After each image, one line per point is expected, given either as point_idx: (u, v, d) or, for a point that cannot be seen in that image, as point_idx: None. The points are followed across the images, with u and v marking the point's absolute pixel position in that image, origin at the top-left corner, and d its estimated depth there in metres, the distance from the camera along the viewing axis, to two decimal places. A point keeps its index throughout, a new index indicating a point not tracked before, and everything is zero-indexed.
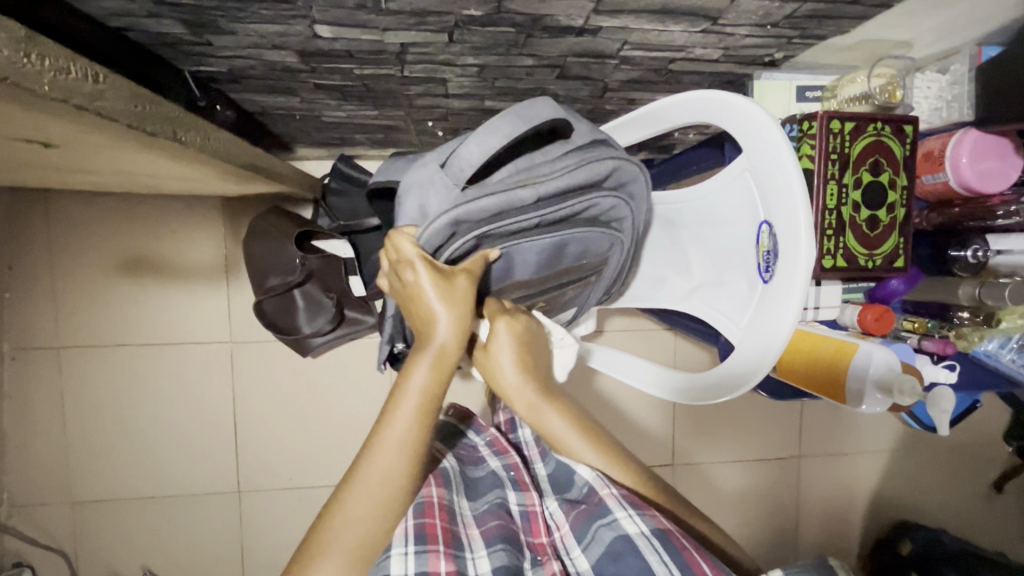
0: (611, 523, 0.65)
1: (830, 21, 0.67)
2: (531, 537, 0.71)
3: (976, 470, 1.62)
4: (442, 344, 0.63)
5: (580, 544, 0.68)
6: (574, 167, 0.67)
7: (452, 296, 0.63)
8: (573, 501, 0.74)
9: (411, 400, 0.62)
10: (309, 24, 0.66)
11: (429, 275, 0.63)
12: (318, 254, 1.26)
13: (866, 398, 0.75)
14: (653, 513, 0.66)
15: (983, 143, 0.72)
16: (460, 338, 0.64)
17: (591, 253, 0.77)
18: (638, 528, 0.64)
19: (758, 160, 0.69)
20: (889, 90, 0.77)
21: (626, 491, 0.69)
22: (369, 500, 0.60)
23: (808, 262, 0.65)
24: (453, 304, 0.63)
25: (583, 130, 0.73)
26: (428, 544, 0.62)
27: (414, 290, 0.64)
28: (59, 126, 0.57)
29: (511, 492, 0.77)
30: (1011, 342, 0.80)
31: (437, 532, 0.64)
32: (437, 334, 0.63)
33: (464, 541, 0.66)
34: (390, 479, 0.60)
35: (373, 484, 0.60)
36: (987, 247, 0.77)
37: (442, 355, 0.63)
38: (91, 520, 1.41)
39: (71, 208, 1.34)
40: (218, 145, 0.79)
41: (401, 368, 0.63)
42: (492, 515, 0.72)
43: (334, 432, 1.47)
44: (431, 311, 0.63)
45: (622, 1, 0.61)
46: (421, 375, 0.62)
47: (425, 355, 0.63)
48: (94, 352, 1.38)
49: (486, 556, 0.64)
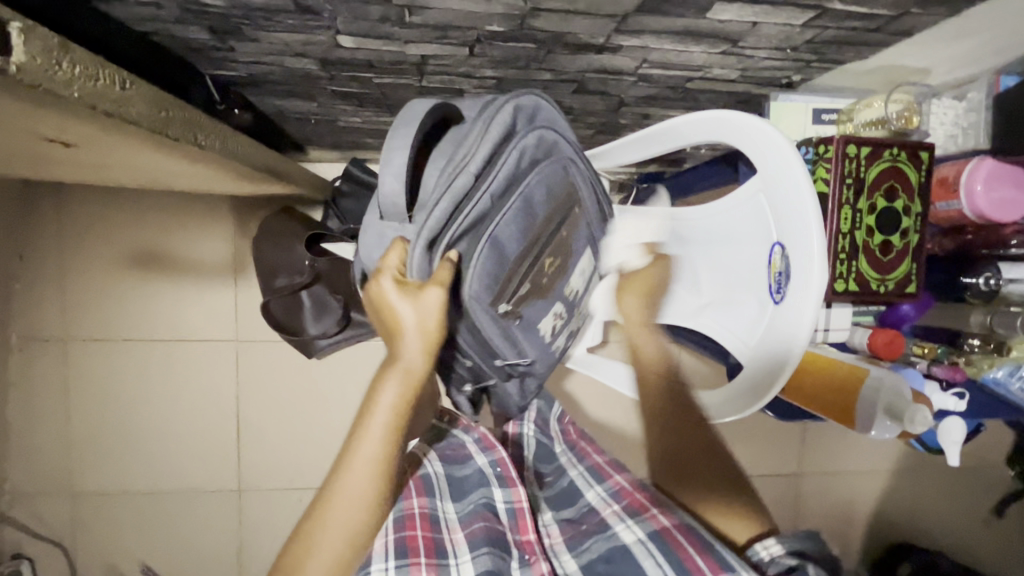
0: (609, 535, 0.68)
1: (850, 47, 0.67)
2: (519, 535, 0.72)
3: (978, 493, 1.61)
4: (410, 360, 0.60)
5: (570, 552, 0.71)
6: (488, 124, 0.63)
7: (421, 305, 0.60)
8: (571, 521, 0.77)
9: (378, 422, 0.59)
10: (332, 34, 0.66)
11: (396, 288, 0.60)
12: (326, 256, 1.27)
13: (875, 425, 0.75)
14: (651, 515, 0.68)
15: (999, 171, 0.72)
16: (428, 353, 0.61)
17: (555, 190, 0.72)
18: (634, 536, 0.66)
19: (774, 183, 0.69)
20: (906, 116, 0.77)
21: (625, 503, 0.72)
22: (339, 522, 0.58)
23: (820, 286, 0.65)
24: (420, 322, 0.60)
25: (469, 105, 0.70)
26: (410, 557, 0.64)
27: (384, 307, 0.61)
28: (86, 129, 0.58)
29: (498, 490, 0.76)
30: (1021, 371, 0.77)
31: (418, 543, 0.66)
32: (404, 352, 0.60)
33: (448, 548, 0.68)
34: (360, 500, 0.58)
35: (342, 506, 0.58)
36: (1000, 275, 0.78)
37: (409, 373, 0.60)
38: (91, 513, 1.41)
39: (84, 202, 1.35)
40: (235, 148, 0.80)
41: (369, 387, 0.60)
42: (476, 516, 0.72)
43: (337, 434, 1.47)
44: (401, 325, 0.60)
45: (644, 22, 0.62)
46: (389, 396, 0.60)
47: (392, 373, 0.60)
48: (101, 346, 1.38)
49: (470, 560, 0.65)
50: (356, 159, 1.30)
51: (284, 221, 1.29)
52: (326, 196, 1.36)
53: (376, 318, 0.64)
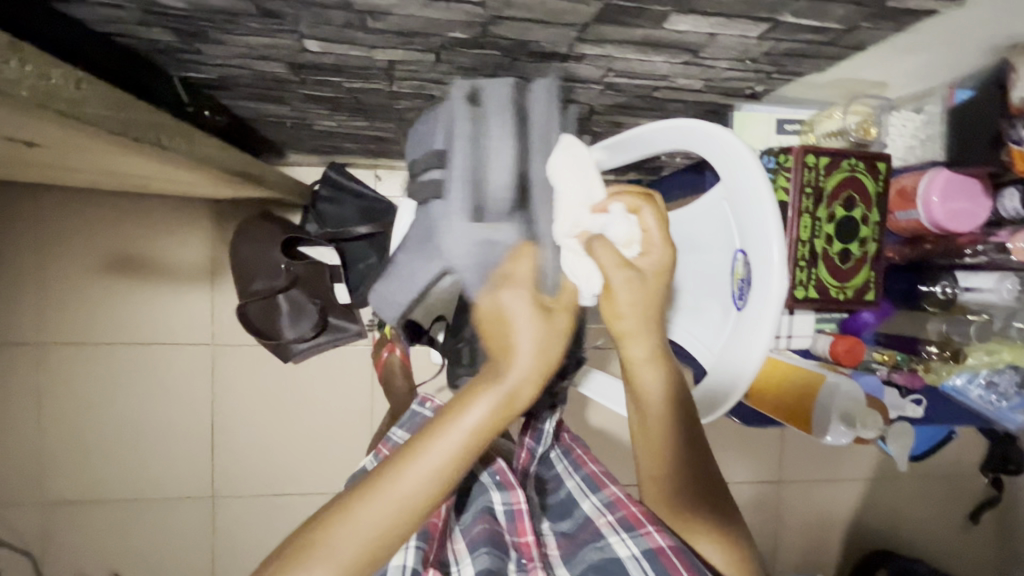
0: (603, 546, 0.67)
1: (807, 59, 0.69)
2: (517, 537, 0.69)
3: (953, 499, 1.63)
4: (516, 387, 0.54)
5: (566, 564, 0.69)
6: (551, 107, 0.63)
7: (548, 330, 0.55)
8: (567, 535, 0.74)
9: (458, 437, 0.53)
10: (298, 38, 0.67)
11: (528, 302, 0.55)
12: (303, 260, 1.29)
13: (832, 429, 0.76)
14: (647, 530, 0.65)
15: (955, 183, 0.74)
16: (538, 385, 0.55)
17: None
18: (628, 550, 0.64)
19: (736, 191, 0.70)
20: (864, 128, 0.79)
21: (620, 515, 0.69)
22: (378, 518, 0.52)
23: (779, 295, 0.66)
24: (540, 348, 0.54)
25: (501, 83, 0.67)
26: (424, 542, 0.66)
27: (499, 315, 0.56)
28: (45, 129, 0.58)
29: (496, 493, 0.74)
30: (979, 377, 0.80)
31: (435, 534, 0.69)
32: (515, 374, 0.53)
33: (450, 556, 0.69)
34: (408, 506, 0.53)
35: (385, 504, 0.53)
36: (956, 284, 0.81)
37: (512, 397, 0.54)
38: (61, 520, 1.39)
39: (57, 204, 1.33)
40: (203, 150, 0.80)
41: (462, 396, 0.54)
42: (477, 520, 0.72)
43: (314, 439, 1.46)
44: (518, 345, 0.54)
45: (604, 32, 0.63)
46: (481, 413, 0.53)
47: (493, 391, 0.54)
48: (73, 349, 1.37)
49: (471, 562, 0.66)
50: (335, 163, 1.32)
51: (260, 225, 1.28)
52: (304, 200, 1.36)
53: (484, 324, 0.58)
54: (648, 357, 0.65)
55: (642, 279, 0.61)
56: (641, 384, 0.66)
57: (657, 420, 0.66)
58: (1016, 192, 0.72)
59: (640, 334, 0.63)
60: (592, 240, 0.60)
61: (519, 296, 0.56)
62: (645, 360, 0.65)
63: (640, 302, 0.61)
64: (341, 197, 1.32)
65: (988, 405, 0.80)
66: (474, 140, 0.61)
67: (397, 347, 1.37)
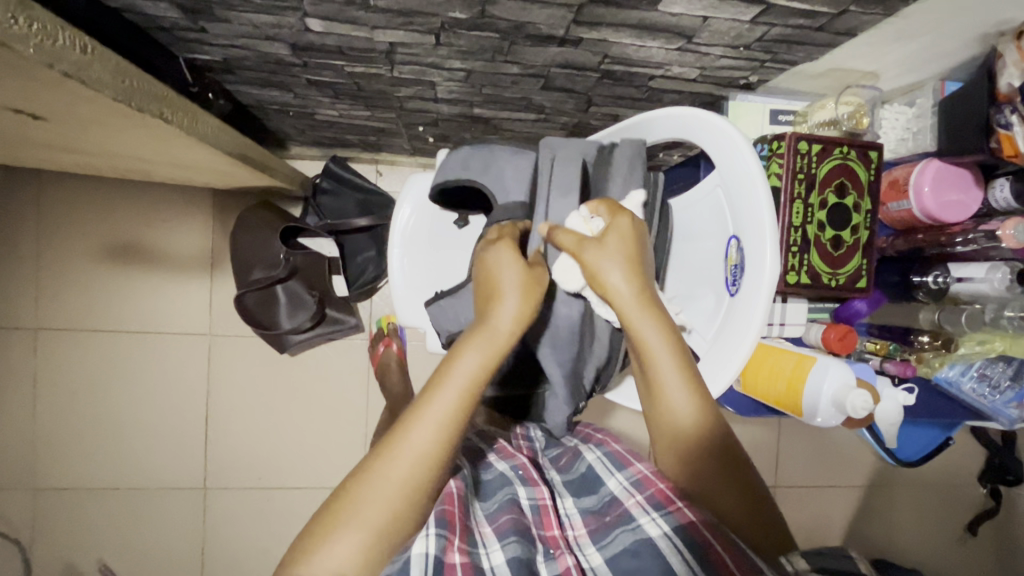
0: (634, 527, 0.62)
1: (799, 46, 0.70)
2: (543, 530, 0.66)
3: (951, 508, 1.61)
4: (497, 327, 0.61)
5: (595, 544, 0.64)
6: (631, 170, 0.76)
7: (525, 283, 0.64)
8: (595, 513, 0.70)
9: (458, 383, 0.57)
10: (301, 16, 0.68)
11: (511, 256, 0.66)
12: (302, 250, 1.32)
13: (820, 411, 0.78)
14: (677, 509, 0.62)
15: (943, 173, 0.77)
16: (518, 324, 0.62)
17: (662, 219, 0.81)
18: (660, 529, 0.61)
19: (731, 178, 0.69)
20: (857, 117, 0.82)
21: (649, 493, 0.66)
22: (397, 476, 0.54)
23: (772, 278, 0.65)
24: (521, 286, 0.64)
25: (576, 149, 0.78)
26: (447, 531, 0.58)
27: (489, 272, 0.67)
28: (50, 96, 0.59)
29: (521, 487, 0.72)
30: (973, 370, 0.85)
31: (454, 521, 0.61)
32: (496, 317, 0.62)
33: (476, 538, 0.63)
34: (426, 457, 0.55)
35: (402, 462, 0.54)
36: (948, 274, 0.82)
37: (495, 337, 0.61)
38: (52, 509, 1.38)
39: (60, 191, 1.34)
40: (206, 129, 0.81)
41: (452, 349, 0.60)
42: (503, 510, 0.67)
43: (309, 433, 1.45)
44: (503, 289, 0.64)
45: (600, 13, 0.64)
46: (473, 358, 0.59)
47: (480, 337, 0.60)
48: (71, 337, 1.37)
49: (500, 549, 0.61)
50: (336, 156, 1.34)
51: (260, 215, 1.29)
52: (304, 192, 1.37)
53: (478, 284, 0.68)
54: (637, 306, 0.64)
55: (604, 241, 0.66)
56: (642, 337, 0.64)
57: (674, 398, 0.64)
58: (1006, 183, 0.74)
59: (624, 288, 0.64)
60: (554, 230, 0.69)
61: (502, 251, 0.67)
62: (631, 307, 0.64)
63: (621, 259, 0.65)
64: (341, 191, 1.33)
65: (982, 397, 0.85)
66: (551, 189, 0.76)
67: (394, 342, 1.37)
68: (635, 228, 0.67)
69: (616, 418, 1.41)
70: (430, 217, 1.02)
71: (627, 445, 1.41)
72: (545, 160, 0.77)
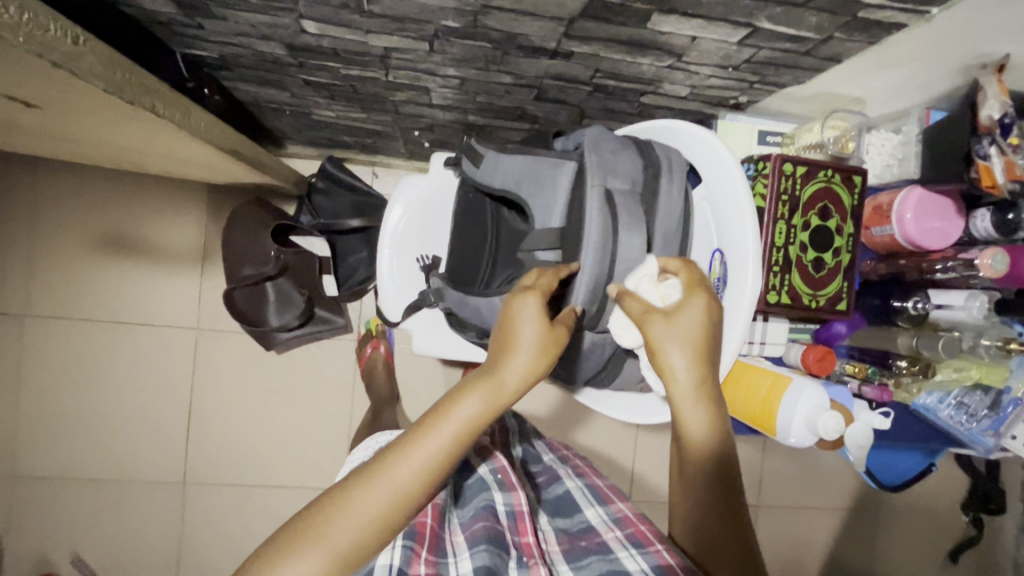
0: (610, 558, 0.63)
1: (786, 70, 0.72)
2: (518, 536, 0.66)
3: (933, 538, 1.60)
4: (506, 381, 0.57)
5: (569, 564, 0.65)
6: (671, 205, 0.73)
7: (544, 337, 0.59)
8: (568, 534, 0.71)
9: (449, 431, 0.55)
10: (296, 18, 0.69)
11: (536, 307, 0.60)
12: (294, 249, 1.30)
13: (793, 431, 0.78)
14: (656, 549, 0.61)
15: (924, 201, 0.78)
16: (526, 382, 0.58)
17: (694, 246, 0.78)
18: (637, 566, 0.60)
19: (716, 191, 0.70)
20: (842, 141, 0.82)
21: (629, 531, 0.66)
22: (369, 508, 0.52)
23: (753, 293, 0.65)
24: (538, 345, 0.59)
25: (625, 173, 0.70)
26: (415, 545, 0.62)
27: (509, 316, 0.61)
28: (42, 85, 0.59)
29: (498, 493, 0.71)
30: (950, 398, 0.86)
31: (426, 533, 0.64)
32: (504, 369, 0.57)
33: (447, 546, 0.65)
34: (398, 495, 0.53)
35: (378, 495, 0.52)
36: (928, 300, 0.83)
37: (500, 392, 0.57)
38: (28, 499, 1.37)
39: (56, 180, 1.35)
40: (198, 124, 0.81)
41: (453, 393, 0.57)
42: (478, 517, 0.67)
43: (292, 432, 1.44)
44: (519, 343, 0.59)
45: (591, 28, 0.65)
46: (471, 408, 0.56)
47: (483, 388, 0.57)
48: (57, 326, 1.37)
49: (468, 558, 0.62)
50: (333, 156, 1.35)
51: (253, 210, 1.30)
52: (300, 191, 1.38)
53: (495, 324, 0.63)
54: (693, 395, 0.61)
55: (670, 319, 0.61)
56: (687, 423, 0.61)
57: (701, 473, 0.61)
58: (986, 213, 0.76)
59: (685, 374, 0.60)
60: (623, 295, 0.64)
61: (529, 304, 0.60)
62: (687, 392, 0.60)
63: (682, 340, 0.60)
64: (335, 191, 1.33)
65: (959, 424, 0.86)
66: (607, 242, 0.66)
67: (382, 345, 1.38)
68: (709, 305, 0.61)
69: (600, 430, 1.40)
70: (421, 219, 1.02)
71: (610, 458, 1.41)
72: (597, 197, 0.67)
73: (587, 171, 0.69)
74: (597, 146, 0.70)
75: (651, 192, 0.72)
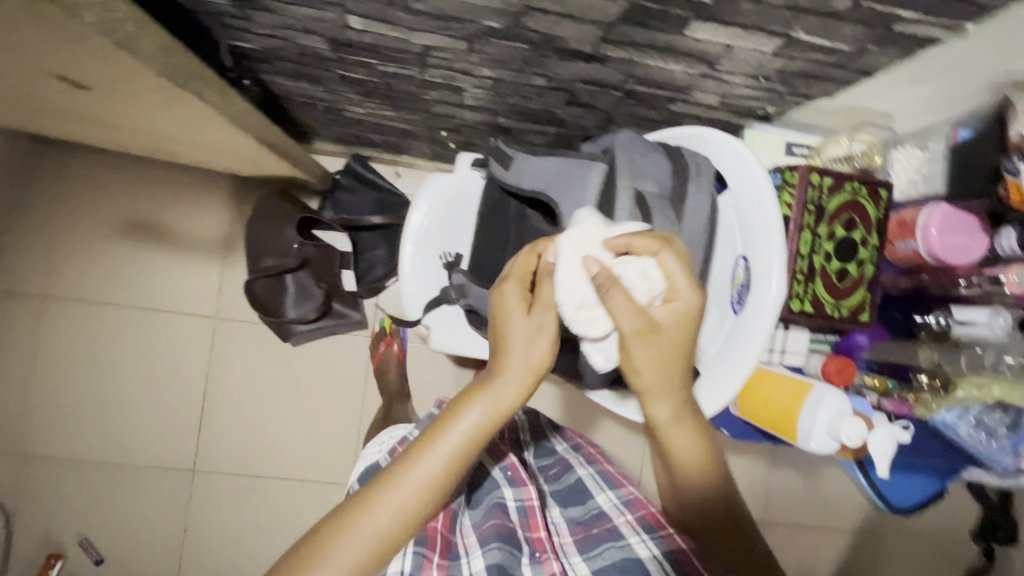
0: (623, 545, 0.63)
1: (816, 80, 0.73)
2: (530, 532, 0.67)
3: (940, 568, 1.58)
4: (504, 390, 0.57)
5: (582, 554, 0.66)
6: (698, 207, 0.74)
7: (536, 342, 0.59)
8: (581, 524, 0.71)
9: (449, 445, 0.55)
10: (342, 13, 0.71)
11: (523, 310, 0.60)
12: (314, 242, 1.33)
13: (814, 437, 0.79)
14: (667, 534, 0.63)
15: (952, 216, 0.76)
16: (525, 388, 0.58)
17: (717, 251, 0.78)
18: (649, 552, 0.61)
19: (743, 197, 0.71)
20: (869, 155, 0.84)
21: (640, 515, 0.67)
22: (373, 527, 0.53)
23: (777, 298, 0.66)
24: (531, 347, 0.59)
25: (656, 173, 0.73)
26: (426, 549, 0.63)
27: (500, 313, 0.61)
28: (99, 65, 0.62)
29: (508, 489, 0.72)
30: (969, 415, 0.83)
31: (437, 538, 0.65)
32: (502, 379, 0.57)
33: (459, 548, 0.66)
34: (404, 512, 0.54)
35: (380, 513, 0.53)
36: (950, 316, 0.85)
37: (499, 403, 0.57)
38: (39, 476, 1.39)
39: (88, 165, 1.38)
40: (237, 113, 0.84)
41: (451, 406, 0.57)
42: (488, 515, 0.68)
43: (301, 424, 1.45)
44: (511, 346, 0.59)
45: (628, 33, 0.67)
46: (469, 421, 0.56)
47: (482, 398, 0.57)
48: (79, 308, 1.39)
49: (481, 555, 0.63)
50: (360, 154, 1.38)
51: (279, 203, 1.33)
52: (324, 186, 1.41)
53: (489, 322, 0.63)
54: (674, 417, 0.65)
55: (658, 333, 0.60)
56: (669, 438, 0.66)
57: (690, 480, 0.67)
58: (1012, 231, 0.73)
59: (663, 395, 0.63)
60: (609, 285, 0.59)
61: (511, 293, 0.61)
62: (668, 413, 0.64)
63: (658, 358, 0.61)
64: (358, 187, 1.35)
65: (978, 443, 0.83)
66: None
67: (395, 342, 1.39)
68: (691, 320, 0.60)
69: (608, 437, 1.40)
70: (443, 217, 1.04)
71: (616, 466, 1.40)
72: (627, 197, 0.71)
73: (617, 171, 0.72)
74: (632, 145, 0.75)
75: (679, 194, 0.74)
